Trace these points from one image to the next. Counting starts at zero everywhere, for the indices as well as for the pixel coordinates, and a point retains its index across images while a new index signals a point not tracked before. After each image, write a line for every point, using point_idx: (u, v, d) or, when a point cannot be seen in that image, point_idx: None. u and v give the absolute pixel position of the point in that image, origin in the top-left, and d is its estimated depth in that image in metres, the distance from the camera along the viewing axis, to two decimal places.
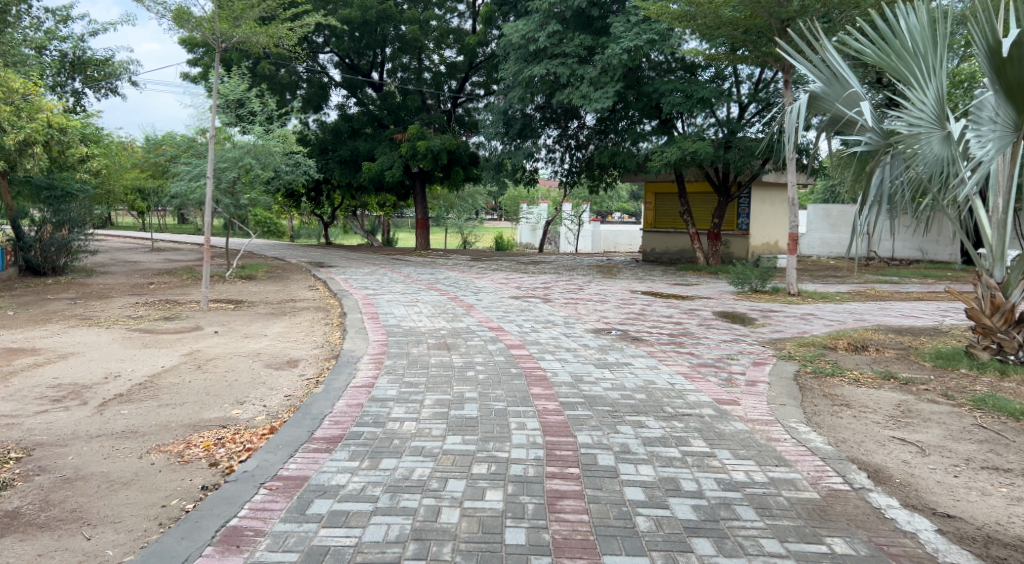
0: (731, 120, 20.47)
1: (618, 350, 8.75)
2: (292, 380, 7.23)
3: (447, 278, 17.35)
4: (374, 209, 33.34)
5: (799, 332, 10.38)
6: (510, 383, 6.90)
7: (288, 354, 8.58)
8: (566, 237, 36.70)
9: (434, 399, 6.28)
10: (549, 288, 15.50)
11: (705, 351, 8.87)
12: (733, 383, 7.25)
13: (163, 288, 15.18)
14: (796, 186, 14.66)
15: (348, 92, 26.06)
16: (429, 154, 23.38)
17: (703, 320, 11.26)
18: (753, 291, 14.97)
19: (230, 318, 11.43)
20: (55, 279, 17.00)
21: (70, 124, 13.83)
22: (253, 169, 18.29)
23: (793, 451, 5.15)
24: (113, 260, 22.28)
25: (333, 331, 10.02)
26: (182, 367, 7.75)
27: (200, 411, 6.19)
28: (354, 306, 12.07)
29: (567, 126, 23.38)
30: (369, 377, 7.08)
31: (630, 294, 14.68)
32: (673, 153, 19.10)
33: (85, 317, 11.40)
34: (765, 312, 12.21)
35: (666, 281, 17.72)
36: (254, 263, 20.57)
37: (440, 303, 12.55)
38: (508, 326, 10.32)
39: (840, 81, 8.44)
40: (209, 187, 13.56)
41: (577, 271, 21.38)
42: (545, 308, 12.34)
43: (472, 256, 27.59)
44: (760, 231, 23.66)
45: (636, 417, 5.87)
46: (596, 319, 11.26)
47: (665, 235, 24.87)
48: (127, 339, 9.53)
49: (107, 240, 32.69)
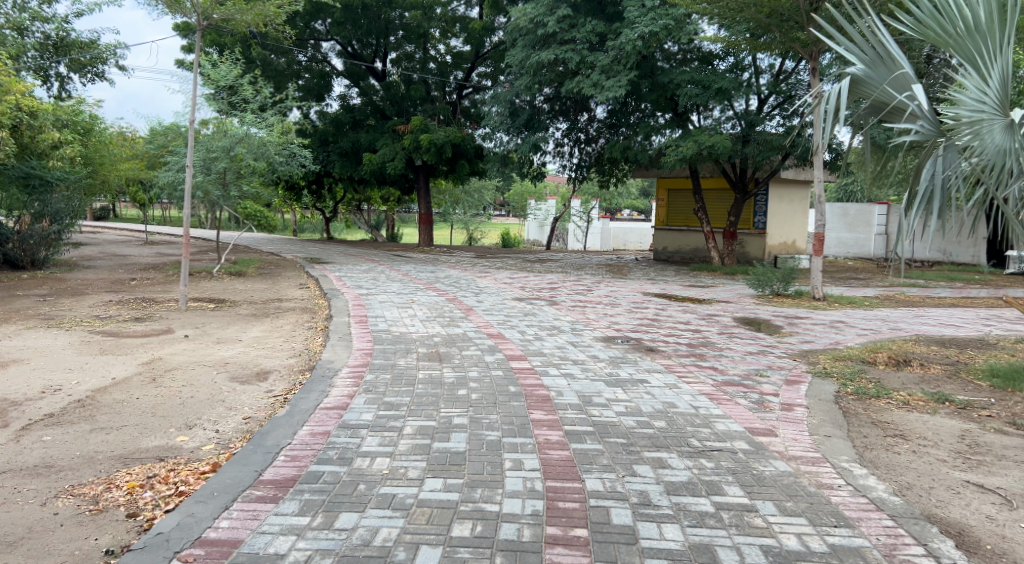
0: (749, 112, 19.41)
1: (631, 364, 7.74)
2: (256, 399, 6.30)
3: (447, 276, 16.39)
4: (378, 203, 32.45)
5: (833, 343, 9.33)
6: (507, 406, 5.91)
7: (258, 364, 7.62)
8: (574, 234, 35.80)
9: (415, 426, 5.30)
10: (556, 290, 14.50)
11: (729, 365, 7.87)
12: (766, 407, 6.26)
13: (145, 285, 14.30)
14: (823, 182, 13.50)
15: (350, 82, 25.14)
16: (432, 147, 22.40)
17: (724, 328, 10.24)
18: (774, 294, 13.94)
19: (207, 320, 10.50)
20: (33, 272, 16.16)
21: (42, 108, 13.03)
22: (246, 160, 17.33)
23: (854, 505, 4.13)
24: (101, 252, 21.52)
25: (316, 337, 9.08)
26: (134, 379, 6.81)
27: (137, 438, 5.22)
28: (343, 307, 11.11)
29: (576, 119, 22.35)
30: (343, 397, 6.10)
31: (642, 297, 13.67)
32: (688, 148, 18.14)
33: (48, 317, 10.50)
34: (791, 320, 11.15)
35: (680, 282, 16.71)
36: (246, 258, 19.67)
37: (436, 305, 11.57)
38: (509, 333, 9.32)
39: (887, 62, 7.35)
40: (188, 178, 12.62)
41: (585, 270, 20.42)
42: (550, 311, 11.34)
43: (477, 253, 26.64)
44: (778, 231, 22.63)
45: (656, 454, 4.86)
46: (606, 325, 10.25)
47: (678, 234, 23.85)
48: (86, 344, 8.63)
49: (103, 232, 32.01)
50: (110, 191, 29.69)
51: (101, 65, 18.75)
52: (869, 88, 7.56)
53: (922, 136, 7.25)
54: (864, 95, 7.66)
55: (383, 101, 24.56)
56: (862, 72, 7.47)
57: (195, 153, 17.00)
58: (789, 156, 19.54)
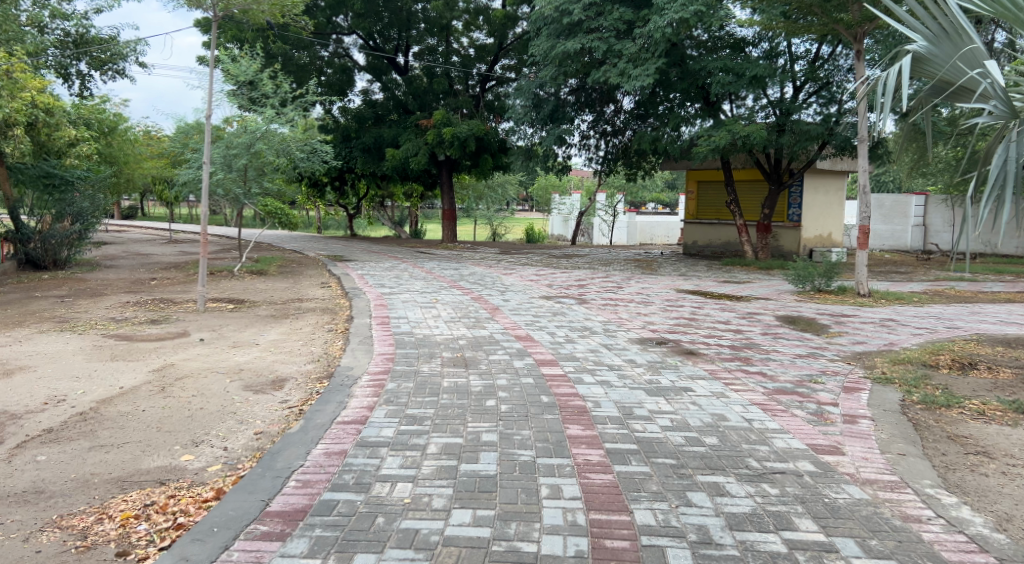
0: (784, 100, 18.65)
1: (671, 370, 7.18)
2: (270, 411, 5.84)
3: (472, 274, 15.92)
4: (401, 199, 32.05)
5: (887, 344, 8.67)
6: (540, 420, 5.40)
7: (274, 371, 7.17)
8: (600, 229, 35.15)
9: (440, 444, 4.81)
10: (585, 287, 13.92)
11: (779, 370, 7.27)
12: (827, 419, 5.68)
13: (164, 285, 14.00)
14: (867, 172, 12.77)
15: (372, 76, 24.68)
16: (456, 141, 21.88)
17: (767, 328, 9.62)
18: (815, 291, 13.26)
19: (224, 322, 10.10)
20: (54, 273, 15.92)
21: (57, 105, 12.72)
22: (266, 156, 16.92)
23: (951, 545, 3.57)
24: (124, 251, 21.36)
25: (336, 340, 8.62)
26: (142, 389, 6.39)
27: (138, 457, 4.78)
28: (364, 307, 10.67)
29: (602, 111, 21.87)
30: (361, 409, 5.61)
31: (676, 294, 13.06)
32: (722, 138, 17.49)
33: (63, 319, 10.17)
34: (837, 319, 10.49)
35: (714, 278, 16.06)
36: (268, 256, 19.33)
37: (461, 305, 11.08)
38: (538, 335, 8.79)
39: (953, 37, 6.68)
40: (205, 175, 12.24)
41: (613, 265, 19.84)
42: (580, 311, 10.80)
43: (501, 249, 26.13)
44: (813, 223, 21.84)
45: (711, 478, 4.32)
46: (640, 326, 9.68)
47: (709, 228, 23.13)
48: (98, 348, 8.26)
49: (128, 231, 32.01)
50: (134, 189, 29.67)
51: (122, 62, 18.49)
52: (933, 67, 6.89)
53: (994, 119, 6.57)
54: (927, 75, 7.00)
55: (405, 95, 24.08)
56: (924, 49, 6.82)
57: (214, 151, 16.68)
58: (826, 146, 18.79)
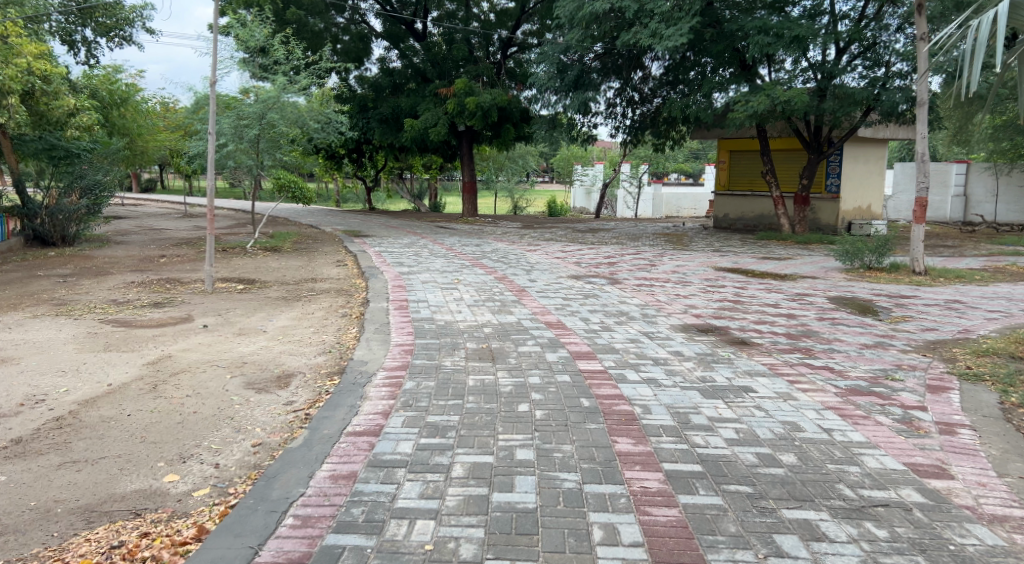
0: (827, 62, 17.45)
1: (724, 365, 6.35)
2: (273, 416, 5.11)
3: (494, 251, 15.08)
4: (420, 170, 31.15)
5: (962, 331, 7.74)
6: (583, 431, 4.61)
7: (279, 365, 6.44)
8: (624, 202, 34.07)
9: (467, 465, 4.04)
10: (616, 265, 13.06)
11: (847, 364, 6.43)
12: (918, 427, 4.83)
13: (173, 263, 13.37)
14: (925, 138, 11.69)
15: (390, 44, 23.69)
16: (478, 111, 20.88)
17: (823, 312, 8.73)
18: (865, 268, 12.32)
19: (231, 305, 9.41)
20: (62, 250, 15.30)
21: (55, 72, 11.95)
22: (278, 127, 16.08)
23: None
24: (136, 227, 20.73)
25: (350, 327, 7.88)
26: (131, 386, 5.68)
27: (114, 478, 4.08)
28: (381, 289, 9.92)
29: (630, 77, 20.93)
30: (374, 415, 4.86)
31: (714, 272, 12.18)
32: (760, 103, 16.50)
33: (61, 302, 9.50)
34: (897, 301, 9.56)
35: (752, 254, 15.10)
36: (282, 232, 18.63)
37: (485, 286, 10.30)
38: (571, 322, 8.00)
39: None
40: (210, 142, 11.37)
41: (642, 240, 18.91)
42: (614, 292, 9.97)
43: (523, 223, 25.24)
44: (852, 194, 20.75)
45: (799, 514, 3.54)
46: (681, 310, 8.84)
47: (741, 200, 22.07)
48: (92, 336, 7.58)
49: (143, 205, 31.43)
50: (149, 163, 29.11)
51: (128, 28, 17.73)
52: None
53: None
54: None
55: (424, 63, 22.97)
56: None
57: (224, 122, 15.80)
58: (871, 111, 17.69)
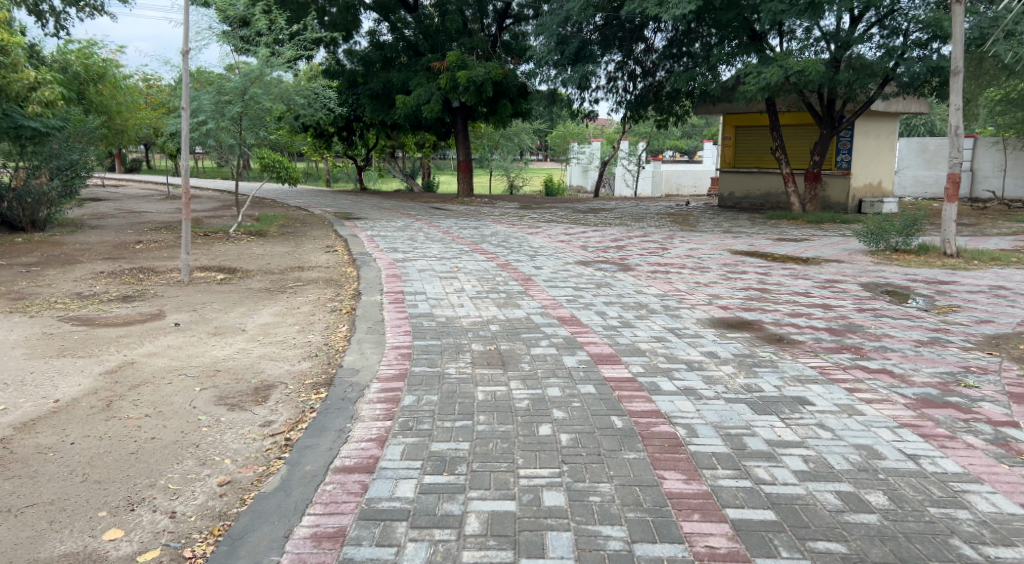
0: (841, 31, 16.46)
1: (768, 370, 5.53)
2: (248, 442, 4.28)
3: (494, 234, 14.23)
4: (412, 150, 30.10)
5: (1021, 323, 6.95)
6: (621, 463, 3.80)
7: (257, 374, 5.60)
8: (623, 179, 33.17)
9: (483, 516, 3.23)
10: (625, 249, 12.24)
11: (906, 365, 5.63)
12: (1018, 449, 4.04)
13: (150, 249, 12.48)
14: (958, 110, 10.84)
15: (380, 17, 22.59)
16: (472, 86, 19.88)
17: (861, 302, 7.94)
18: (891, 250, 11.51)
19: (209, 299, 8.56)
20: (32, 235, 14.38)
21: (14, 42, 10.88)
22: (262, 103, 15.07)
23: None
24: (115, 210, 19.76)
25: (340, 325, 7.06)
26: (82, 404, 4.84)
27: (40, 536, 3.25)
28: (374, 279, 9.09)
29: (632, 50, 20.02)
30: (367, 445, 4.02)
31: (730, 256, 11.37)
32: (772, 75, 15.63)
33: (20, 296, 8.62)
34: (937, 287, 8.77)
35: (766, 236, 14.29)
36: (269, 214, 17.72)
37: (487, 275, 9.47)
38: (585, 317, 7.20)
39: None
40: (182, 117, 10.38)
41: (646, 221, 18.07)
42: (628, 281, 9.16)
43: (520, 203, 24.31)
44: (863, 170, 19.93)
45: None
46: (704, 302, 8.02)
47: (748, 177, 21.24)
48: (47, 338, 6.69)
49: (125, 186, 30.25)
50: (130, 143, 28.05)
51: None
52: None
53: None
54: None
55: (416, 36, 21.92)
56: None
57: (204, 98, 14.54)
58: (887, 83, 16.80)
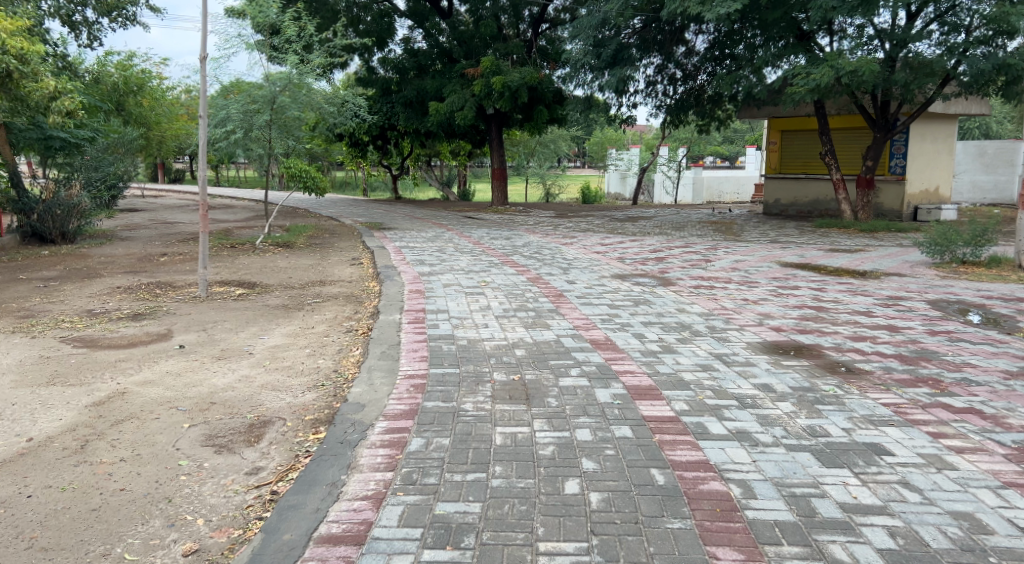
0: (897, 28, 15.49)
1: (833, 409, 4.77)
2: (228, 498, 3.69)
3: (527, 245, 13.61)
4: (447, 157, 29.69)
5: None
6: (663, 538, 3.12)
7: (256, 407, 5.03)
8: (663, 186, 32.15)
9: None
10: (665, 261, 11.50)
11: (1000, 405, 4.81)
12: None
13: (173, 263, 12.14)
14: None
15: (414, 23, 22.18)
16: (506, 91, 19.28)
17: (933, 323, 7.09)
18: (957, 263, 10.57)
19: (222, 317, 8.07)
20: (60, 246, 14.19)
21: (33, 50, 10.60)
22: (291, 113, 14.66)
23: None
24: (149, 220, 19.65)
25: (354, 349, 6.49)
26: (53, 445, 4.32)
27: None
28: (396, 295, 8.54)
29: (673, 52, 19.22)
30: (360, 508, 3.40)
31: (779, 269, 10.55)
32: (822, 76, 14.72)
33: (29, 314, 8.23)
34: (1018, 306, 7.85)
35: (817, 246, 13.42)
36: (300, 225, 17.37)
37: (516, 290, 8.84)
38: (621, 340, 6.52)
39: None
40: (200, 126, 9.96)
41: (688, 229, 17.27)
42: (669, 298, 8.44)
43: (556, 211, 23.66)
44: (919, 175, 18.82)
45: None
46: (754, 322, 7.25)
47: (795, 183, 20.26)
48: (41, 361, 6.23)
49: (164, 197, 30.42)
50: (168, 153, 28.11)
51: (131, 7, 16.57)
52: None
53: None
54: None
55: (450, 42, 21.46)
56: None
57: (232, 106, 14.33)
58: (948, 82, 15.73)
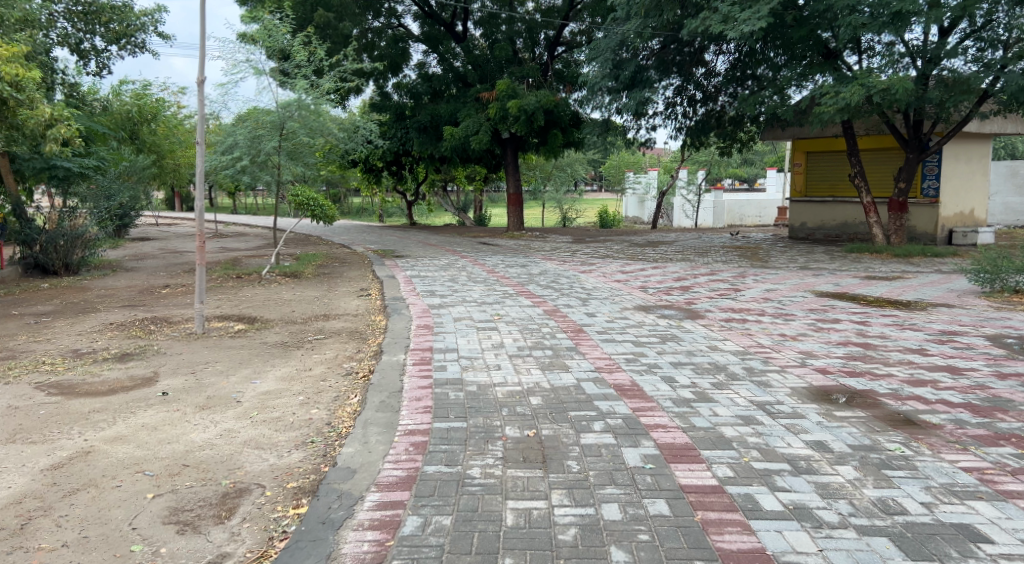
0: (929, 45, 14.79)
1: (905, 475, 4.04)
2: None
3: (543, 274, 12.96)
4: (463, 182, 29.19)
5: None
6: None
7: (232, 471, 4.40)
8: (682, 210, 31.44)
9: None
10: (690, 290, 10.80)
11: None
12: None
13: (173, 295, 11.62)
14: None
15: (429, 48, 21.78)
16: (523, 115, 18.75)
17: (998, 364, 6.33)
18: (1009, 292, 9.77)
19: (215, 357, 7.46)
20: (61, 277, 13.74)
21: (30, 77, 10.20)
22: (299, 139, 14.17)
23: None
24: (158, 250, 19.26)
25: (351, 396, 5.83)
26: None
27: None
28: (401, 332, 7.92)
29: (693, 74, 18.61)
30: None
31: (815, 300, 9.82)
32: (853, 94, 14.02)
33: (10, 354, 7.68)
34: None
35: (852, 273, 12.65)
36: (309, 254, 16.86)
37: (532, 325, 8.20)
38: (649, 385, 5.82)
39: None
40: (199, 153, 9.44)
41: (712, 255, 16.54)
42: (698, 333, 7.74)
43: (574, 236, 22.99)
44: (954, 197, 18.00)
45: None
46: (796, 363, 6.52)
47: (822, 206, 19.51)
48: (7, 413, 5.64)
49: (178, 224, 30.10)
50: (181, 181, 27.82)
51: (141, 34, 16.32)
52: None
53: None
54: None
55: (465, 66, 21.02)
56: None
57: (239, 132, 13.80)
58: (984, 100, 14.99)
